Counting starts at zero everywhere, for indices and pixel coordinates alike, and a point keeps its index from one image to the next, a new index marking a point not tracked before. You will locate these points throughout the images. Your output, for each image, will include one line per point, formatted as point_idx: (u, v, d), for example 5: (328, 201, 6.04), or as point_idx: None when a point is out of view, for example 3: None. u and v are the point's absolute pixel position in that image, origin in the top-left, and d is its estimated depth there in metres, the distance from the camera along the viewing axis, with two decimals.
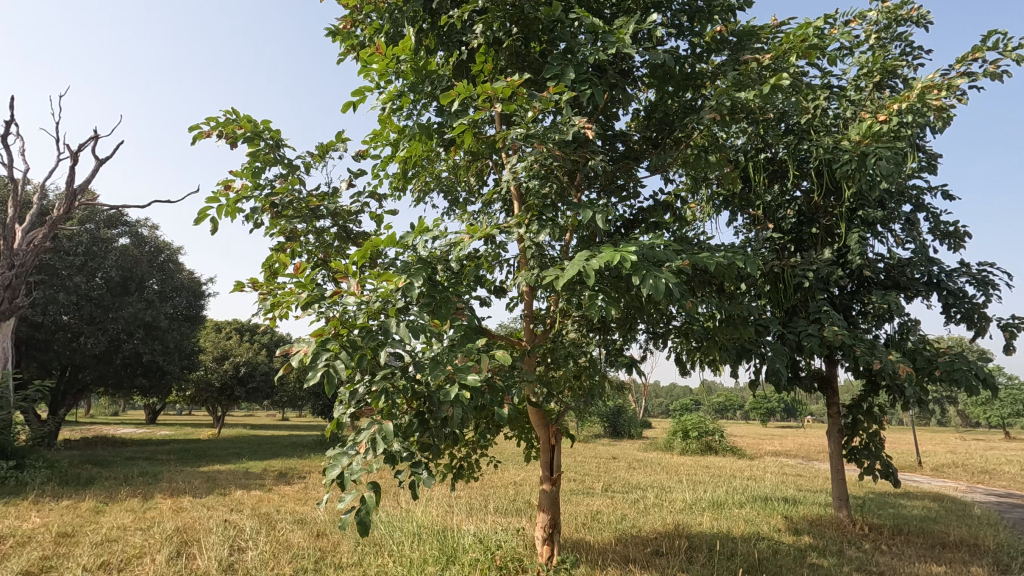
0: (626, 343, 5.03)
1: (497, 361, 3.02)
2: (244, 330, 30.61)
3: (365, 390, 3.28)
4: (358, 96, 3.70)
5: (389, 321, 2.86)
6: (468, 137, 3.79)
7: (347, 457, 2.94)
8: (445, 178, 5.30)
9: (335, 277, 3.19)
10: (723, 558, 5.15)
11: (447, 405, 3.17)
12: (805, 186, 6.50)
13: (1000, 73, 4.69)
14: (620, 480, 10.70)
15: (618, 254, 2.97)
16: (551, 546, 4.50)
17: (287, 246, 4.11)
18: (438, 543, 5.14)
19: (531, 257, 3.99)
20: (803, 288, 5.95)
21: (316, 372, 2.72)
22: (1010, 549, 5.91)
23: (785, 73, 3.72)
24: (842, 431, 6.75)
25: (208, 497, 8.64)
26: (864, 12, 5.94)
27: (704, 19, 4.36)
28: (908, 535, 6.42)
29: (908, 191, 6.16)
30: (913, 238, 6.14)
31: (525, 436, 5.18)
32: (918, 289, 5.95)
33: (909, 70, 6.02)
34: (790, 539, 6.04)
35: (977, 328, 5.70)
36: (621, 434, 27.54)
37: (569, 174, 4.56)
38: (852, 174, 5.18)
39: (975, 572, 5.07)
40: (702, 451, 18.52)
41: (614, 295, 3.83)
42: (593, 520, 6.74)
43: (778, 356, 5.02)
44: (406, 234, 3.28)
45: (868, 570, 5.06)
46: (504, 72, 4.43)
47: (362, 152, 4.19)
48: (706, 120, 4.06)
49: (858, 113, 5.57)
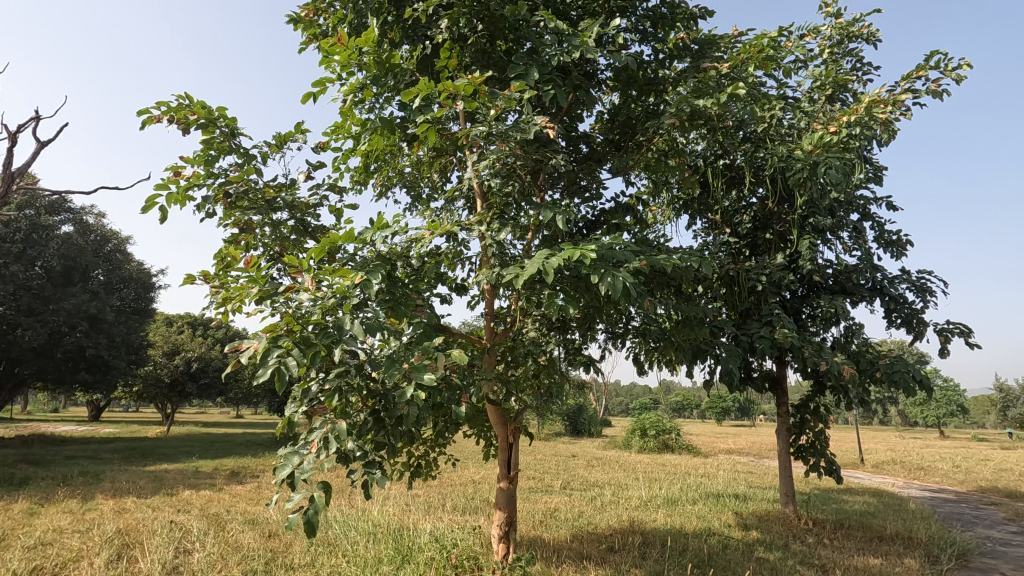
0: (585, 343, 5.10)
1: (454, 360, 2.99)
2: (198, 324, 29.60)
3: (318, 388, 3.21)
4: (319, 88, 3.62)
5: (344, 318, 2.81)
6: (430, 134, 3.77)
7: (298, 456, 2.87)
8: (408, 174, 5.23)
9: (289, 272, 3.12)
10: (675, 553, 5.27)
11: (403, 404, 3.13)
12: (761, 193, 6.72)
13: (941, 91, 4.97)
14: (579, 478, 10.77)
15: (577, 252, 3.01)
16: (507, 544, 4.51)
17: (241, 238, 4.00)
18: (394, 541, 5.08)
19: (493, 256, 3.99)
20: (757, 291, 6.13)
21: (266, 369, 2.64)
22: (940, 541, 6.26)
23: (742, 83, 3.83)
24: (791, 430, 7.00)
25: (154, 497, 8.32)
26: (818, 27, 6.19)
27: (668, 26, 4.47)
28: (848, 530, 6.73)
29: (856, 201, 6.44)
30: (859, 246, 6.44)
31: (484, 434, 5.18)
32: (863, 295, 6.23)
33: (858, 84, 6.31)
34: (740, 534, 6.24)
35: (916, 332, 6.01)
36: (582, 433, 27.95)
37: (532, 173, 4.58)
38: (804, 182, 5.39)
39: (908, 564, 5.35)
40: (659, 449, 18.90)
41: (574, 295, 3.86)
42: (550, 518, 6.78)
43: (731, 357, 5.16)
44: (366, 229, 3.23)
45: (811, 564, 5.27)
46: (468, 69, 4.40)
47: (322, 144, 4.10)
48: (667, 125, 4.15)
49: (811, 124, 5.79)
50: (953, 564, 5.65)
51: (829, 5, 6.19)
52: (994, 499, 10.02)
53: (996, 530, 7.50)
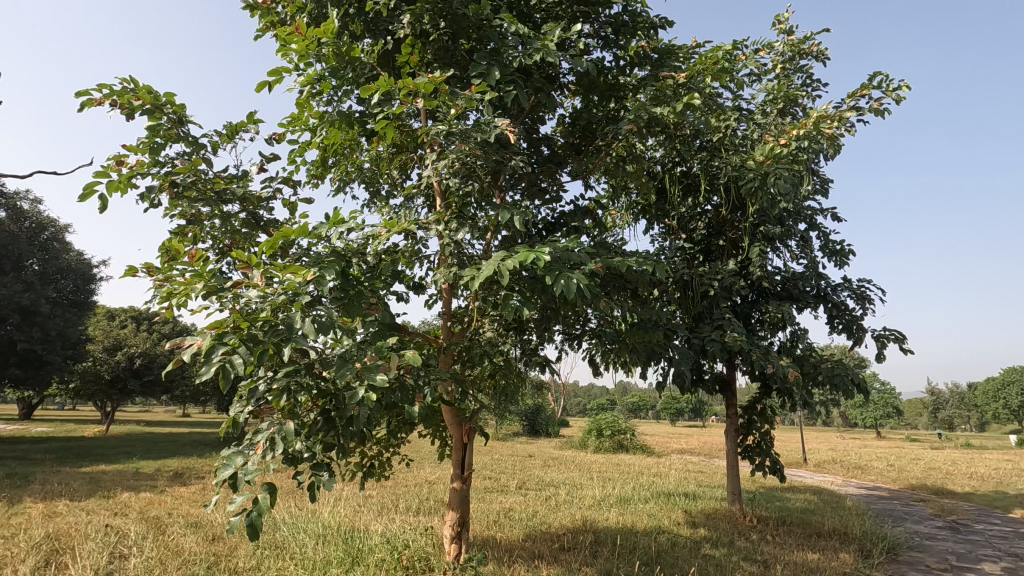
0: (542, 344, 5.14)
1: (408, 360, 2.95)
2: (142, 319, 28.31)
3: (265, 387, 3.11)
4: (275, 77, 3.53)
5: (293, 316, 2.73)
6: (389, 131, 3.73)
7: (242, 456, 2.78)
8: (367, 169, 5.15)
9: (238, 266, 3.03)
10: (626, 551, 5.38)
11: (354, 405, 3.07)
12: (715, 201, 6.93)
13: (882, 110, 5.24)
14: (534, 478, 10.83)
15: (532, 253, 3.05)
16: (459, 544, 4.50)
17: (189, 230, 3.85)
18: (345, 543, 4.99)
19: (450, 256, 3.97)
20: (709, 296, 6.32)
21: (210, 367, 2.54)
22: (873, 536, 6.61)
23: (697, 93, 3.95)
24: (739, 431, 7.23)
25: (89, 499, 7.90)
26: (772, 43, 6.44)
27: (629, 34, 4.55)
28: (790, 526, 7.02)
29: (804, 211, 6.72)
30: (806, 254, 6.73)
31: (439, 433, 5.15)
32: (808, 301, 6.51)
33: (807, 99, 6.59)
34: (688, 531, 6.43)
35: (855, 337, 6.32)
36: (539, 433, 28.15)
37: (493, 174, 4.58)
38: (756, 191, 5.58)
39: (843, 558, 5.63)
40: (614, 449, 19.22)
41: (530, 295, 3.88)
42: (504, 518, 6.79)
43: (683, 360, 5.30)
44: (320, 225, 3.16)
45: (754, 559, 5.47)
46: (430, 66, 4.36)
47: (277, 136, 3.99)
48: (625, 130, 4.23)
49: (763, 136, 6.01)
50: (883, 558, 5.98)
51: (782, 21, 6.44)
52: (923, 496, 10.63)
53: (923, 525, 7.98)
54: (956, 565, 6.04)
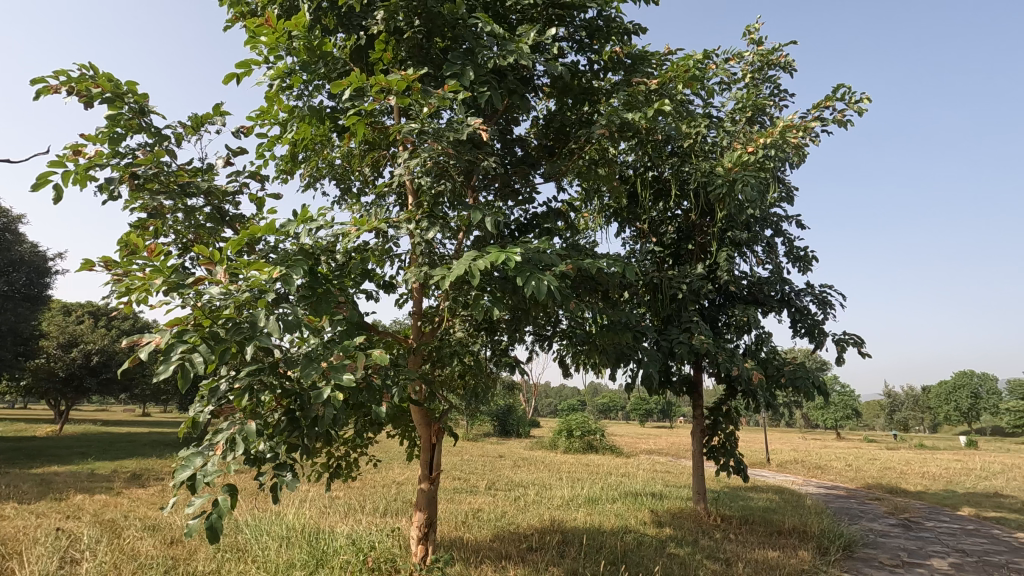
0: (513, 344, 5.15)
1: (375, 359, 2.92)
2: (101, 314, 27.31)
3: (227, 386, 3.03)
4: (243, 69, 3.45)
5: (257, 313, 2.66)
6: (360, 127, 3.68)
7: (201, 457, 2.70)
8: (338, 166, 5.07)
9: (200, 262, 2.95)
10: (592, 551, 5.43)
11: (319, 404, 3.01)
12: (685, 205, 7.05)
13: (845, 121, 5.42)
14: (503, 478, 10.85)
15: (503, 254, 3.05)
16: (426, 545, 4.46)
17: (150, 224, 3.72)
18: (309, 545, 4.90)
19: (421, 255, 3.94)
20: (678, 299, 6.42)
21: (169, 365, 2.46)
22: (830, 534, 6.82)
23: (668, 99, 4.01)
24: (705, 431, 7.37)
25: (38, 503, 7.56)
26: (742, 53, 6.59)
27: (603, 38, 4.60)
28: (752, 525, 7.19)
29: (770, 217, 6.89)
30: (771, 259, 6.90)
31: (408, 433, 5.11)
32: (773, 305, 6.68)
33: (774, 109, 6.76)
34: (654, 530, 6.52)
35: (817, 341, 6.52)
36: (510, 433, 28.17)
37: (465, 174, 4.57)
38: (724, 197, 5.70)
39: (802, 555, 5.79)
40: (584, 449, 19.39)
41: (501, 295, 3.88)
42: (472, 519, 6.77)
43: (652, 362, 5.37)
44: (288, 222, 3.11)
45: (716, 558, 5.58)
46: (404, 63, 4.32)
47: (245, 129, 3.90)
48: (598, 134, 4.27)
49: (731, 143, 6.14)
50: (840, 554, 6.19)
51: (752, 32, 6.60)
52: (878, 495, 11.03)
53: (877, 522, 8.28)
54: (907, 561, 6.28)
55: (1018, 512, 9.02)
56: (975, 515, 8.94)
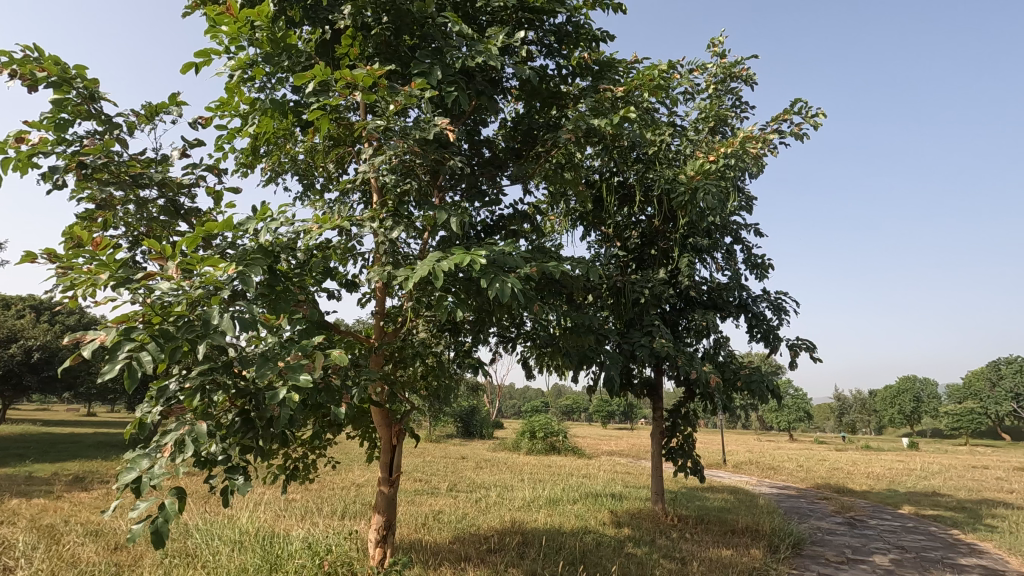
0: (476, 346, 5.14)
1: (334, 360, 2.86)
2: (44, 308, 25.96)
3: (177, 386, 2.92)
4: (202, 58, 3.34)
5: (210, 311, 2.57)
6: (323, 122, 3.61)
7: (147, 460, 2.59)
8: (301, 161, 4.97)
9: (151, 257, 2.83)
10: (552, 552, 5.46)
11: (275, 406, 2.93)
12: (649, 211, 7.18)
13: (802, 134, 5.63)
14: (466, 480, 10.80)
15: (467, 256, 3.05)
16: (384, 547, 4.41)
17: (99, 215, 3.56)
18: (263, 549, 4.77)
19: (385, 254, 3.89)
20: (640, 303, 6.52)
21: (114, 365, 2.35)
22: (781, 532, 7.06)
23: (633, 107, 4.08)
24: (664, 433, 7.52)
25: None
26: (706, 64, 6.77)
27: (572, 43, 4.65)
28: (707, 524, 7.38)
29: (730, 225, 7.09)
30: (730, 266, 7.11)
31: (368, 435, 5.04)
32: (731, 310, 6.87)
33: (736, 120, 6.96)
34: (613, 531, 6.61)
35: (771, 346, 6.74)
36: (473, 435, 28.08)
37: (432, 174, 4.54)
38: (686, 204, 5.83)
39: (753, 553, 5.97)
40: (546, 450, 19.52)
41: (465, 297, 3.86)
42: (432, 521, 6.73)
43: (614, 364, 5.44)
44: (246, 218, 3.02)
45: (672, 557, 5.70)
46: (370, 60, 4.26)
47: (203, 120, 3.77)
48: (564, 139, 4.31)
49: (694, 152, 6.29)
50: (789, 552, 6.41)
51: (716, 44, 6.78)
52: (826, 495, 11.48)
53: (825, 521, 8.61)
54: (851, 558, 6.55)
55: (953, 510, 9.54)
56: (914, 513, 9.41)
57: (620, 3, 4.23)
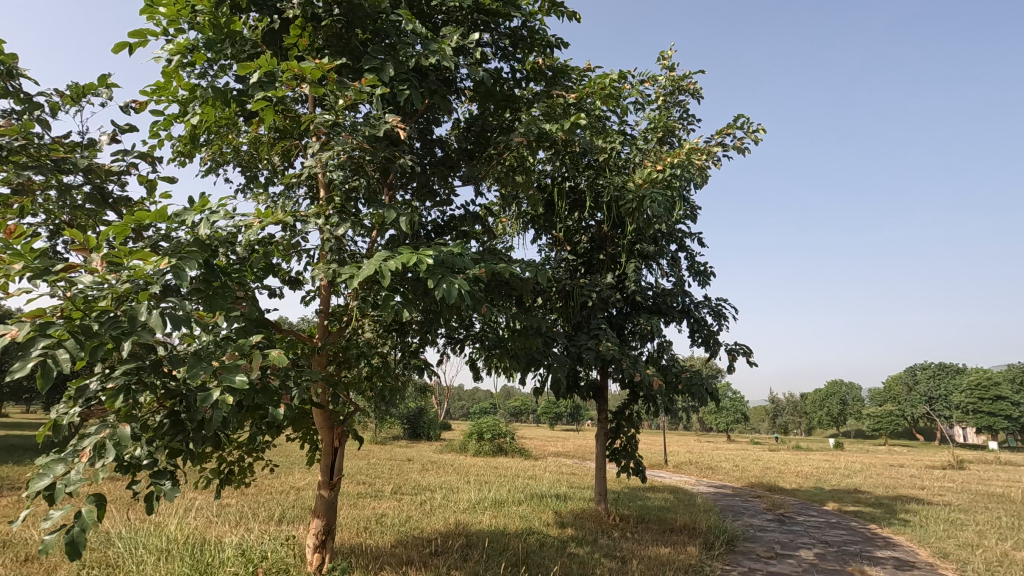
0: (423, 347, 5.09)
1: (273, 360, 2.75)
2: None
3: (98, 385, 2.73)
4: (137, 39, 3.16)
5: (137, 306, 2.42)
6: (268, 114, 3.47)
7: (63, 464, 2.41)
8: (244, 152, 4.78)
9: (73, 249, 2.65)
10: (495, 553, 5.46)
11: (208, 407, 2.79)
12: (598, 217, 7.32)
13: (744, 148, 5.90)
14: (411, 482, 10.67)
15: (415, 256, 3.01)
16: (323, 553, 4.28)
17: (15, 201, 3.30)
18: (192, 557, 4.55)
19: (330, 251, 3.78)
20: (588, 306, 6.64)
21: (26, 362, 2.18)
22: (716, 530, 7.35)
23: (584, 114, 4.17)
24: (608, 434, 7.67)
25: None
26: (656, 76, 6.97)
27: (527, 48, 4.68)
28: (647, 523, 7.58)
29: (675, 233, 7.32)
30: (674, 273, 7.34)
31: (309, 437, 4.89)
32: (674, 315, 7.09)
33: (683, 132, 7.20)
34: (556, 531, 6.69)
35: (711, 350, 7.01)
36: (420, 437, 27.76)
37: (382, 172, 4.47)
38: (634, 211, 5.98)
39: (689, 550, 6.18)
40: (494, 452, 19.54)
41: (413, 297, 3.81)
42: (375, 524, 6.60)
43: (561, 367, 5.51)
44: (181, 210, 2.88)
45: (613, 556, 5.81)
46: (320, 52, 4.15)
47: (136, 104, 3.56)
48: (516, 142, 4.33)
49: (643, 160, 6.46)
50: (723, 549, 6.68)
51: (666, 58, 6.99)
52: (759, 493, 12.03)
53: (757, 518, 9.02)
54: (780, 552, 6.89)
55: (871, 506, 10.19)
56: (837, 510, 10.00)
57: (575, 11, 4.29)
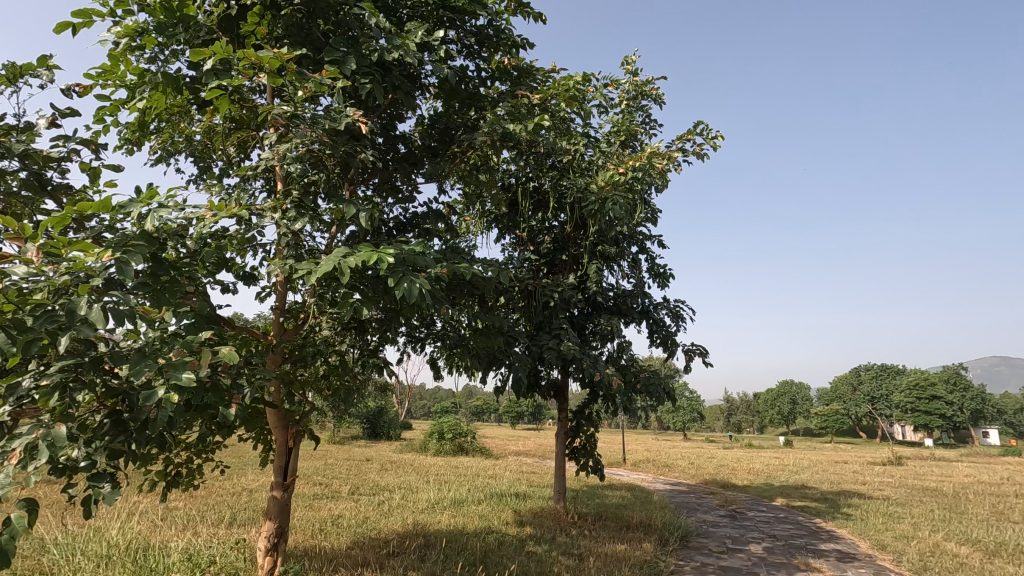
0: (382, 345, 5.02)
1: (223, 357, 2.65)
2: None
3: (32, 383, 2.57)
4: (81, 19, 3.00)
5: (76, 300, 2.29)
6: (222, 103, 3.35)
7: None
8: (197, 142, 4.61)
9: (5, 238, 2.49)
10: (453, 553, 5.45)
11: (153, 406, 2.67)
12: (561, 218, 7.38)
13: (703, 154, 6.06)
14: (369, 482, 10.53)
15: (375, 254, 2.95)
16: (275, 556, 4.15)
17: None
18: (134, 563, 4.35)
19: (287, 246, 3.68)
20: (550, 307, 6.69)
21: None
22: (671, 526, 7.53)
23: (548, 116, 4.20)
24: (568, 434, 7.73)
25: None
26: (619, 81, 7.08)
27: (493, 47, 4.67)
28: (605, 520, 7.70)
29: (636, 235, 7.45)
30: (635, 274, 7.47)
31: (263, 437, 4.76)
32: (634, 316, 7.22)
33: (644, 136, 7.34)
34: (515, 530, 6.71)
35: (669, 350, 7.17)
36: (379, 436, 27.37)
37: (342, 167, 4.38)
38: (596, 212, 6.05)
39: (645, 547, 6.31)
40: (454, 451, 19.44)
41: (373, 295, 3.73)
42: (330, 526, 6.48)
43: (522, 366, 5.52)
44: (127, 200, 2.74)
45: (570, 553, 5.87)
46: (280, 41, 4.03)
47: (80, 87, 3.37)
48: (480, 141, 4.32)
49: (606, 163, 6.54)
50: (677, 544, 6.85)
51: (629, 63, 7.11)
52: (712, 490, 12.38)
53: (709, 514, 9.29)
54: (730, 547, 7.12)
55: (817, 501, 10.65)
56: (785, 505, 10.39)
57: (541, 12, 4.32)
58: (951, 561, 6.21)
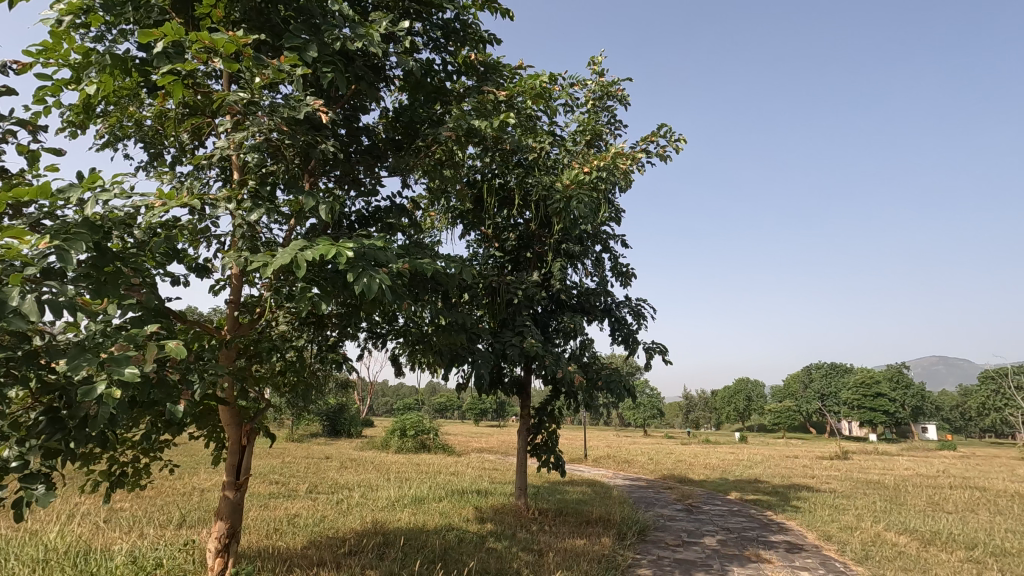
0: (342, 340, 4.92)
1: (170, 351, 2.55)
2: None
3: None
4: None
5: (8, 290, 2.15)
6: (174, 87, 3.21)
7: None
8: (148, 127, 4.41)
9: None
10: (412, 551, 5.40)
11: (93, 403, 2.54)
12: (526, 215, 7.39)
13: (666, 156, 6.17)
14: (327, 481, 10.31)
15: (334, 248, 2.88)
16: (226, 557, 4.01)
17: None
18: (74, 567, 4.15)
19: (242, 238, 3.56)
20: (513, 304, 6.69)
21: None
22: (629, 521, 7.67)
23: (513, 113, 4.19)
24: (530, 430, 7.75)
25: None
26: (585, 81, 7.13)
27: (460, 41, 4.63)
28: (565, 516, 7.78)
29: (600, 234, 7.53)
30: (598, 273, 7.55)
31: (216, 435, 4.60)
32: (596, 314, 7.30)
33: (609, 137, 7.42)
34: (475, 527, 6.71)
35: (630, 348, 7.28)
36: (339, 433, 26.87)
37: (303, 157, 4.26)
38: (561, 211, 6.07)
39: (603, 541, 6.41)
40: (416, 449, 19.22)
41: (331, 290, 3.64)
42: (286, 525, 6.33)
43: (484, 363, 5.51)
44: (69, 186, 2.60)
45: (530, 549, 5.90)
46: (237, 25, 3.89)
47: (17, 65, 3.17)
48: (444, 136, 4.27)
49: (572, 161, 6.58)
50: (634, 539, 6.98)
51: (596, 63, 7.17)
52: (670, 485, 12.66)
53: (667, 509, 9.50)
54: (686, 540, 7.30)
55: (769, 495, 11.03)
56: (739, 499, 10.72)
57: (508, 9, 4.31)
58: (891, 550, 6.54)
